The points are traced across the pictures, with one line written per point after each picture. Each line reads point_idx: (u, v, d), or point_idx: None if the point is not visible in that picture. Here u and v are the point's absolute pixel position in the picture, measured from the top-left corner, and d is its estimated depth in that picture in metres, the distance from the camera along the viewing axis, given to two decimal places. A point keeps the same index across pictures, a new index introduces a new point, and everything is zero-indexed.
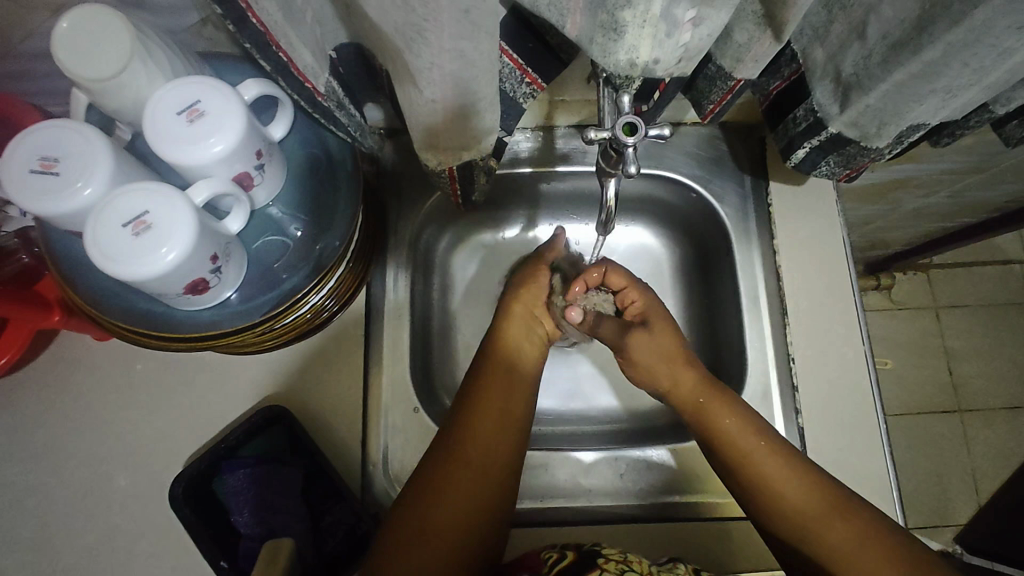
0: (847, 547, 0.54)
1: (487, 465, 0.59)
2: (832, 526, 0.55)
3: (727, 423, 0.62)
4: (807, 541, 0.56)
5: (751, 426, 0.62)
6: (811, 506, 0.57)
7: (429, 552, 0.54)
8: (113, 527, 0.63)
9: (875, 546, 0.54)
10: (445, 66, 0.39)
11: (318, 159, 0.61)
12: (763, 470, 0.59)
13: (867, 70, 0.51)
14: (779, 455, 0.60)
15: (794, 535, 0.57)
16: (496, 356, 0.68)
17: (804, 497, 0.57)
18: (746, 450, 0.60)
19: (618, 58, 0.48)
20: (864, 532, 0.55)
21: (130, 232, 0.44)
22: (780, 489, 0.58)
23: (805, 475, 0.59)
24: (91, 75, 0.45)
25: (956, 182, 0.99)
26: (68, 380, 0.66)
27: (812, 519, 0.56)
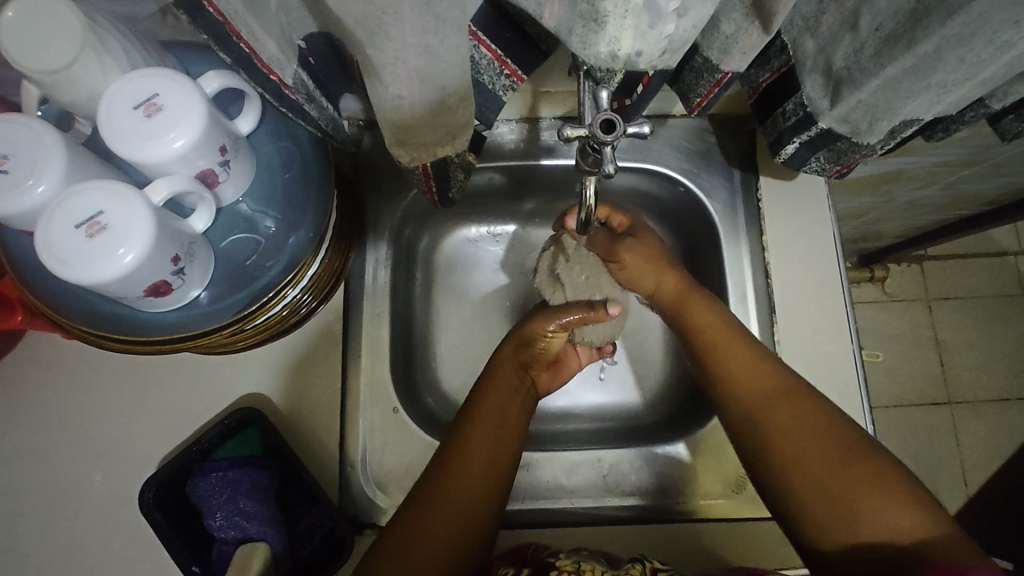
0: (793, 436, 0.55)
1: (477, 478, 0.57)
2: (780, 420, 0.57)
3: (703, 316, 0.64)
4: (755, 427, 0.58)
5: (725, 321, 0.64)
6: (769, 398, 0.58)
7: (424, 553, 0.53)
8: (87, 531, 0.62)
9: (822, 439, 0.55)
10: (410, 61, 0.38)
11: (289, 153, 0.59)
12: (727, 361, 0.61)
13: (858, 64, 0.49)
14: (746, 351, 0.61)
15: (746, 425, 0.59)
16: (506, 370, 0.67)
17: (760, 391, 0.59)
18: (714, 342, 0.63)
19: (599, 50, 0.47)
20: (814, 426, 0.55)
21: (84, 233, 0.42)
22: (741, 380, 0.60)
23: (767, 366, 0.60)
24: (40, 68, 0.42)
25: (950, 175, 0.97)
26: (34, 380, 0.65)
27: (765, 405, 0.58)
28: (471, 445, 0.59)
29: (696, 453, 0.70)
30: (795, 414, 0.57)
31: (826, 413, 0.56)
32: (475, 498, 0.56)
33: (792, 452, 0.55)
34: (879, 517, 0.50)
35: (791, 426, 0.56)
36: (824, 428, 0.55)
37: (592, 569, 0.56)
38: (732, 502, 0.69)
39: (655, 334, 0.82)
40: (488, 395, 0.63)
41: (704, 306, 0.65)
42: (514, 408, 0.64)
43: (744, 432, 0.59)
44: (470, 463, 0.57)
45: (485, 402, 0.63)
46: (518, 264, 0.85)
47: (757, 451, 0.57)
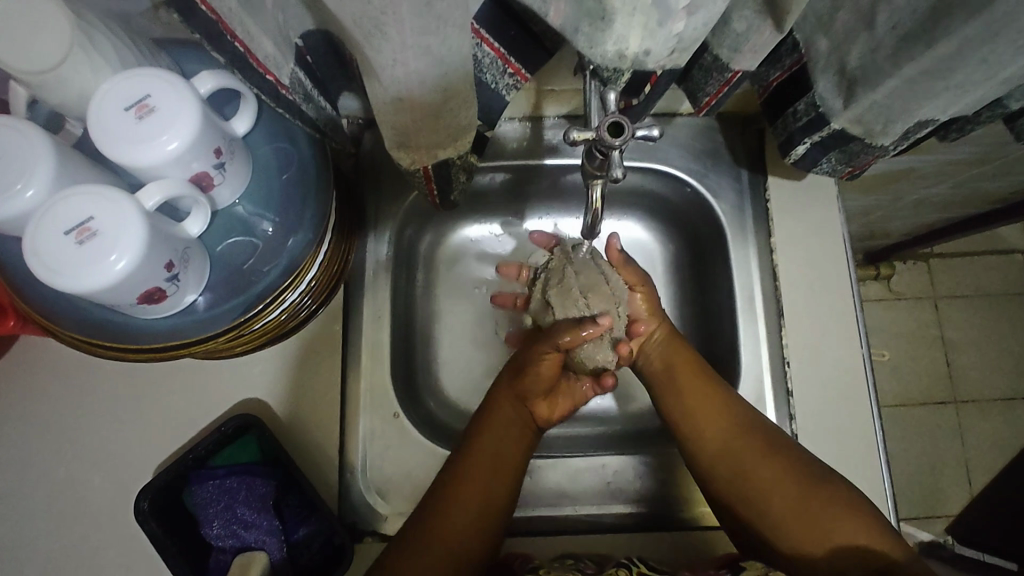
0: (760, 466, 0.59)
1: (480, 487, 0.58)
2: (738, 451, 0.60)
3: (673, 354, 0.67)
4: (724, 460, 0.60)
5: (692, 358, 0.67)
6: (734, 433, 0.61)
7: (428, 553, 0.54)
8: (83, 538, 0.61)
9: (789, 466, 0.58)
10: (409, 62, 0.36)
11: (287, 154, 0.57)
12: (693, 398, 0.64)
13: (874, 64, 0.48)
14: (702, 382, 0.64)
15: (716, 460, 0.61)
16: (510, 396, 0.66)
17: (717, 422, 0.62)
18: (680, 379, 0.66)
19: (606, 49, 0.45)
20: (779, 455, 0.59)
21: (74, 240, 0.41)
22: (707, 417, 0.63)
23: (724, 395, 0.63)
24: (28, 68, 0.41)
25: (961, 173, 0.96)
26: (28, 384, 0.63)
27: (733, 440, 0.61)
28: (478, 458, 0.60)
29: None
30: (760, 446, 0.60)
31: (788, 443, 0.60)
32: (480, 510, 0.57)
33: (761, 483, 0.58)
34: (845, 534, 0.53)
35: (757, 459, 0.59)
36: (789, 456, 0.58)
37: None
38: None
39: None
40: (491, 415, 0.64)
41: (672, 344, 0.68)
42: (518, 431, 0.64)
43: (715, 466, 0.61)
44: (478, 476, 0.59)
45: (495, 417, 0.64)
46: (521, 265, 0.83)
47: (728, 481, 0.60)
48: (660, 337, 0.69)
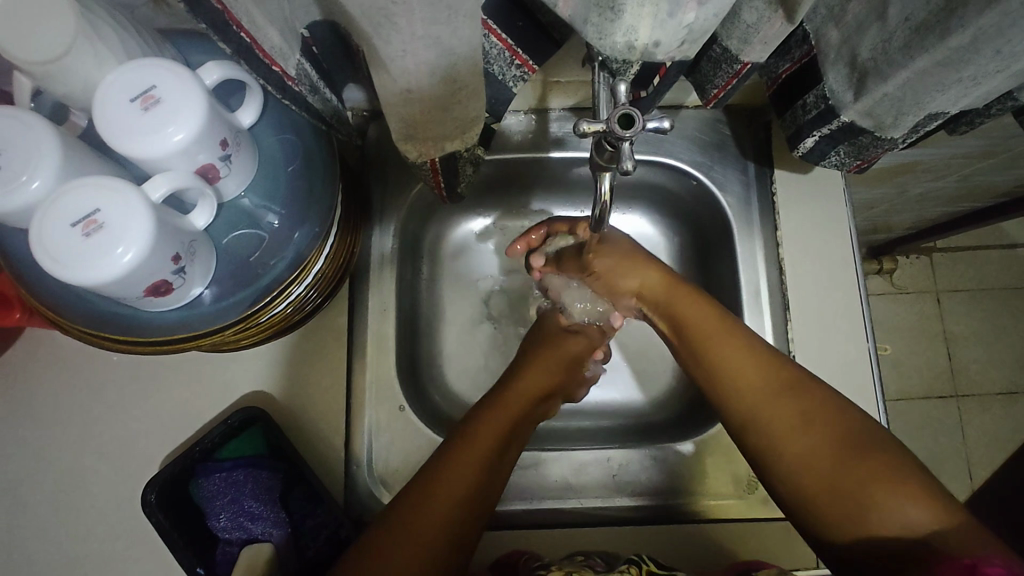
0: (793, 426, 0.53)
1: (469, 478, 0.57)
2: (771, 402, 0.54)
3: (695, 311, 0.62)
4: (752, 417, 0.55)
5: (720, 313, 0.61)
6: (768, 388, 0.55)
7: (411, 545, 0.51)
8: (89, 531, 0.61)
9: (829, 432, 0.51)
10: (419, 53, 0.36)
11: (293, 145, 0.57)
12: (720, 352, 0.59)
13: (886, 56, 0.47)
14: (735, 336, 0.59)
15: (742, 418, 0.56)
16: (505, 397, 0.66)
17: (750, 371, 0.57)
18: (702, 333, 0.60)
19: (615, 40, 0.44)
20: (818, 416, 0.52)
21: (81, 232, 0.41)
22: (736, 372, 0.57)
23: (760, 351, 0.58)
24: (33, 59, 0.41)
25: (967, 166, 0.95)
26: (34, 378, 0.63)
27: (763, 398, 0.55)
28: (465, 449, 0.59)
29: (707, 453, 0.69)
30: (795, 404, 0.54)
31: (832, 402, 0.53)
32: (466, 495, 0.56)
33: (795, 445, 0.52)
34: (887, 508, 0.46)
35: (793, 419, 0.53)
36: (829, 414, 0.52)
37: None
38: (743, 502, 0.68)
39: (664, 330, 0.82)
40: (487, 414, 0.63)
41: (695, 300, 0.63)
42: (512, 428, 0.63)
43: (743, 424, 0.56)
44: (467, 463, 0.57)
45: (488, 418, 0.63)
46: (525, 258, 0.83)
47: (755, 441, 0.54)
48: (679, 296, 0.64)
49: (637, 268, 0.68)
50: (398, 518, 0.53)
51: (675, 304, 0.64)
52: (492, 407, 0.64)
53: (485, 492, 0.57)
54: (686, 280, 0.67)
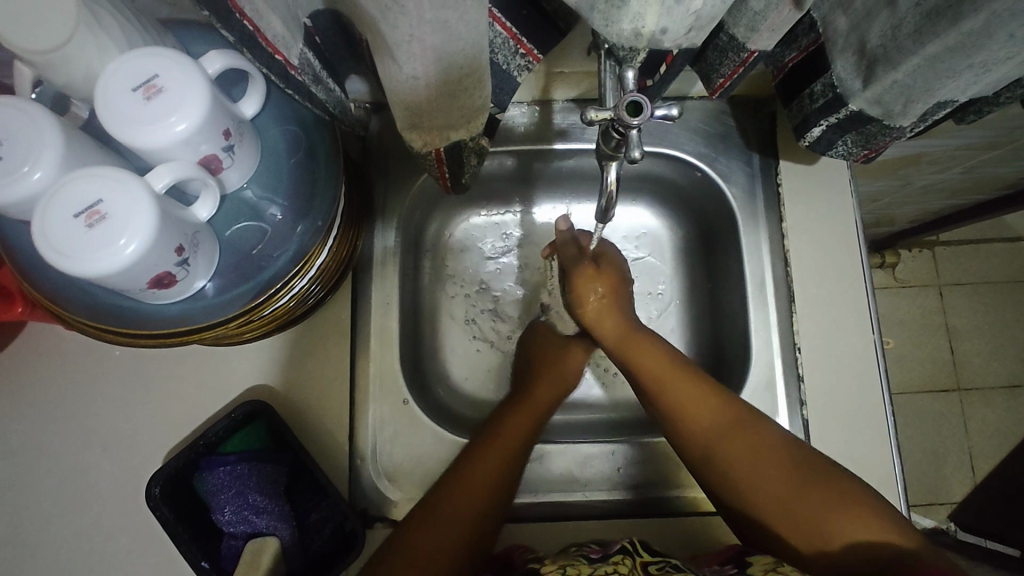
0: (751, 465, 0.55)
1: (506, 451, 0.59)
2: (726, 443, 0.57)
3: (656, 358, 0.64)
4: (712, 459, 0.57)
5: (673, 361, 0.63)
6: (720, 429, 0.58)
7: (450, 511, 0.55)
8: (94, 527, 0.61)
9: (784, 469, 0.54)
10: (426, 39, 0.35)
11: (295, 138, 0.56)
12: (676, 397, 0.61)
13: (896, 42, 0.47)
14: (688, 379, 0.61)
15: (702, 458, 0.58)
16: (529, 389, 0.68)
17: (703, 415, 0.59)
18: (659, 379, 0.62)
19: (622, 28, 0.44)
20: (771, 450, 0.56)
21: (84, 224, 0.40)
22: (692, 419, 0.59)
23: (711, 394, 0.60)
24: (36, 46, 0.40)
25: (971, 158, 0.95)
26: (36, 373, 0.63)
27: (720, 440, 0.57)
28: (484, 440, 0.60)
29: None
30: (750, 443, 0.56)
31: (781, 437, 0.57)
32: (486, 488, 0.57)
33: (755, 482, 0.55)
34: (845, 532, 0.51)
35: (748, 458, 0.56)
36: (781, 449, 0.56)
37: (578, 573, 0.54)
38: None
39: (667, 325, 0.81)
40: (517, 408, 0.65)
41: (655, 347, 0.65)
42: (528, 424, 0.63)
43: (700, 463, 0.59)
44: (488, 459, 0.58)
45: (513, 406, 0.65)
46: (528, 252, 0.83)
47: (711, 476, 0.58)
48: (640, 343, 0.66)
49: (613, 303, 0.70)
50: (417, 512, 0.55)
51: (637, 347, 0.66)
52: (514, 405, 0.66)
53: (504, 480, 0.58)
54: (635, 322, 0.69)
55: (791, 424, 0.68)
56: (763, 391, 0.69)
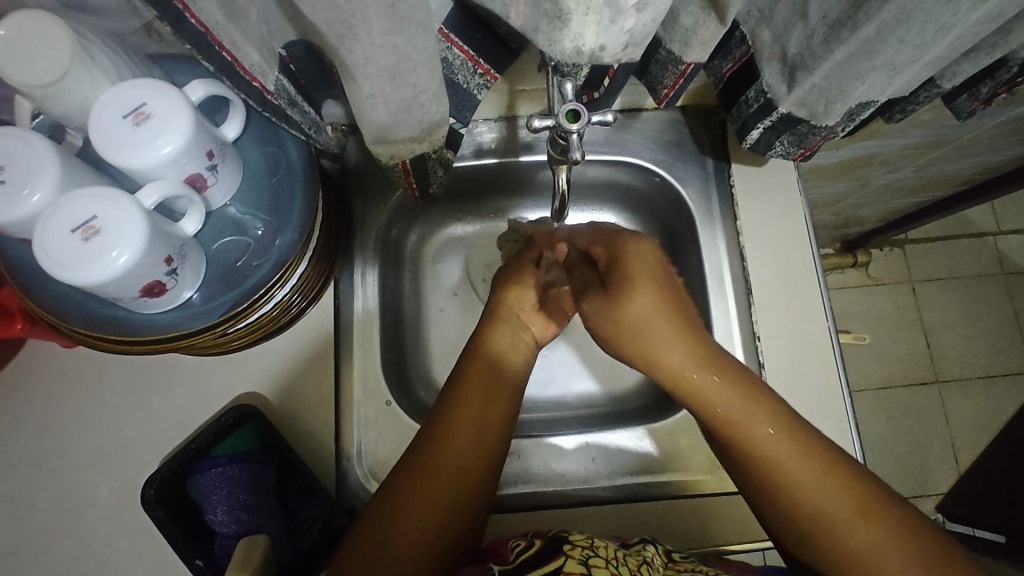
0: (883, 565, 0.47)
1: (466, 436, 0.56)
2: (845, 525, 0.48)
3: (750, 420, 0.51)
4: (825, 538, 0.48)
5: (777, 416, 0.51)
6: (839, 507, 0.48)
7: (416, 516, 0.52)
8: (92, 533, 0.64)
9: (908, 553, 0.46)
10: (379, 61, 0.39)
11: (274, 157, 0.61)
12: (799, 478, 0.49)
13: (810, 50, 0.52)
14: (795, 442, 0.50)
15: (808, 531, 0.49)
16: (490, 341, 0.64)
17: (820, 491, 0.49)
18: (758, 446, 0.51)
19: (564, 46, 0.49)
20: (908, 541, 0.47)
21: (80, 238, 0.44)
22: (819, 501, 0.49)
23: (821, 463, 0.50)
24: (34, 82, 0.45)
25: (921, 157, 1.01)
26: (36, 387, 0.67)
27: (852, 535, 0.48)
28: (445, 431, 0.56)
29: (680, 432, 0.72)
30: (886, 533, 0.47)
31: (916, 520, 0.48)
32: (446, 484, 0.54)
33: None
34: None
35: (887, 555, 0.47)
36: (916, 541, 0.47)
37: (605, 545, 0.56)
38: (718, 477, 0.70)
39: None
40: (474, 366, 0.61)
41: (768, 412, 0.51)
42: (496, 400, 0.59)
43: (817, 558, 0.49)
44: (453, 439, 0.56)
45: (475, 371, 0.60)
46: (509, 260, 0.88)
47: (804, 543, 0.50)
48: (753, 409, 0.51)
49: (701, 354, 0.54)
50: (385, 513, 0.52)
51: (744, 417, 0.51)
52: (472, 372, 0.60)
53: (474, 471, 0.56)
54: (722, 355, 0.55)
55: None
56: None
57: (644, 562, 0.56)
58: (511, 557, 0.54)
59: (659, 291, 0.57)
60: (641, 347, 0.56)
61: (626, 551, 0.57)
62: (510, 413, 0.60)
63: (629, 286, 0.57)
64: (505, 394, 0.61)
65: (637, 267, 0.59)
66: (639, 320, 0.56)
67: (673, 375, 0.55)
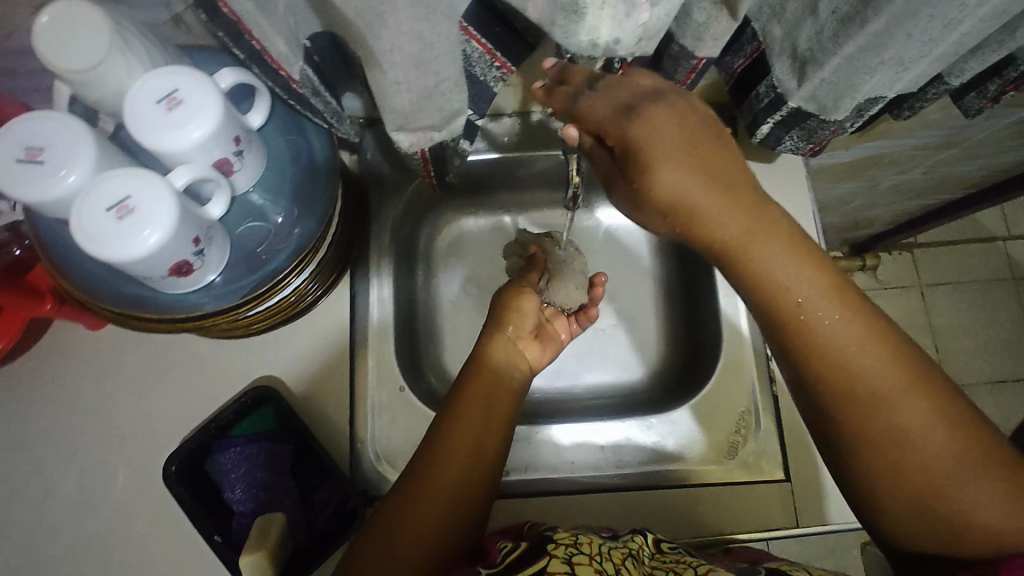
0: (912, 441, 0.44)
1: (471, 434, 0.56)
2: (886, 400, 0.45)
3: (798, 286, 0.45)
4: (865, 413, 0.45)
5: (828, 279, 0.46)
6: (884, 379, 0.45)
7: (424, 512, 0.52)
8: (113, 510, 0.65)
9: (947, 429, 0.44)
10: (405, 48, 0.41)
11: (297, 145, 0.63)
12: (844, 351, 0.45)
13: (820, 45, 0.53)
14: (846, 310, 0.45)
15: (847, 406, 0.46)
16: (491, 352, 0.64)
17: (867, 362, 0.45)
18: (807, 314, 0.45)
19: (580, 39, 0.51)
20: (948, 418, 0.45)
21: (114, 216, 0.46)
22: (860, 378, 0.45)
23: (870, 332, 0.45)
24: (71, 67, 0.47)
25: (930, 158, 1.02)
26: (62, 368, 0.69)
27: (889, 411, 0.45)
28: (450, 430, 0.56)
29: (686, 422, 0.73)
30: (926, 408, 0.44)
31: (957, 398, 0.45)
32: (453, 482, 0.53)
33: (921, 460, 0.44)
34: (996, 525, 0.43)
35: (924, 430, 0.44)
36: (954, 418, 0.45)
37: (590, 541, 0.54)
38: (725, 467, 0.71)
39: (648, 318, 0.86)
40: (476, 373, 0.61)
41: (821, 279, 0.45)
42: (499, 399, 0.59)
43: (842, 434, 0.47)
44: (457, 438, 0.55)
45: (477, 378, 0.61)
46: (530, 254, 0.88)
47: (843, 424, 0.46)
48: (802, 273, 0.45)
49: (751, 216, 0.45)
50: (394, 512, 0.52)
51: (793, 286, 0.45)
52: (474, 378, 0.61)
53: (480, 464, 0.55)
54: (771, 214, 0.46)
55: (760, 397, 0.73)
56: (731, 371, 0.74)
57: (629, 556, 0.54)
58: (497, 559, 0.51)
59: (696, 147, 0.45)
60: (675, 216, 0.46)
61: (611, 546, 0.55)
62: (517, 400, 0.61)
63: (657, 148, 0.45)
64: (507, 397, 0.60)
65: (670, 123, 0.45)
66: (675, 191, 0.45)
67: (714, 245, 0.46)
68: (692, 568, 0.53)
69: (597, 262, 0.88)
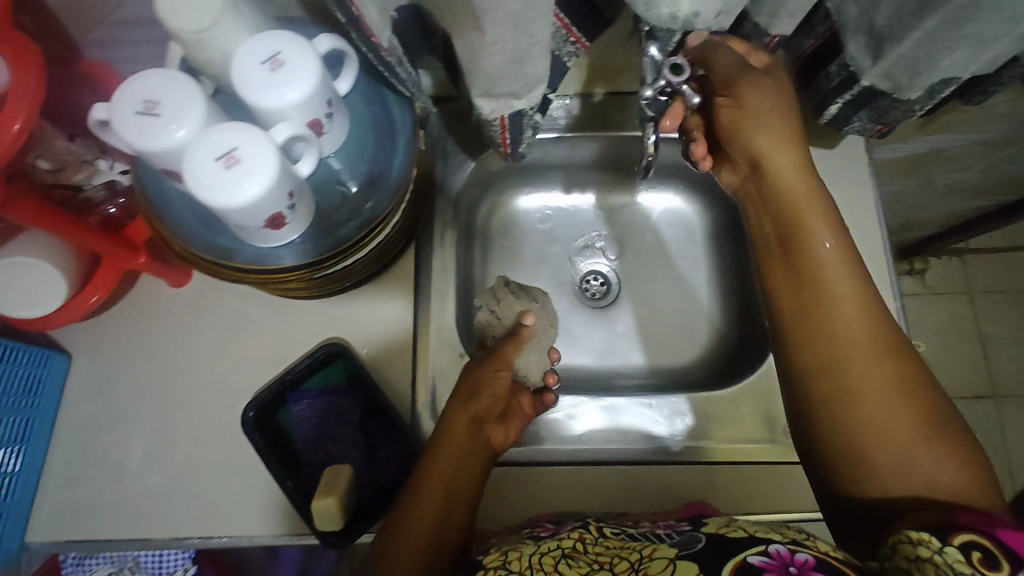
0: (870, 382, 0.48)
1: (450, 476, 0.58)
2: (851, 336, 0.50)
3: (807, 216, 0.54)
4: (832, 344, 0.50)
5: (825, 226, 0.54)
6: (850, 316, 0.50)
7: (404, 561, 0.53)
8: (189, 455, 0.69)
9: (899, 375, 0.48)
10: (508, 7, 0.43)
11: (377, 115, 0.67)
12: (828, 286, 0.51)
13: (900, 21, 0.54)
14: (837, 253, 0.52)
15: (825, 336, 0.50)
16: (458, 414, 0.62)
17: (845, 298, 0.51)
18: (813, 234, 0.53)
19: (661, 11, 0.52)
20: (902, 370, 0.48)
21: (222, 165, 0.50)
22: (836, 311, 0.51)
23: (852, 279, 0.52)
24: (189, 27, 0.50)
25: (990, 156, 1.00)
26: (146, 322, 0.73)
27: (852, 353, 0.49)
28: (427, 476, 0.57)
29: (737, 399, 0.74)
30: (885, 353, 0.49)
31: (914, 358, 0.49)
32: (430, 529, 0.55)
33: (873, 398, 0.48)
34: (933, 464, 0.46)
35: (881, 373, 0.48)
36: (914, 377, 0.48)
37: (520, 556, 0.51)
38: (781, 446, 0.71)
39: (699, 302, 0.87)
40: (447, 436, 0.60)
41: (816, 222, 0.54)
42: (475, 450, 0.60)
43: (814, 366, 0.51)
44: (432, 486, 0.57)
45: (449, 437, 0.60)
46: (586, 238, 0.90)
47: (813, 355, 0.51)
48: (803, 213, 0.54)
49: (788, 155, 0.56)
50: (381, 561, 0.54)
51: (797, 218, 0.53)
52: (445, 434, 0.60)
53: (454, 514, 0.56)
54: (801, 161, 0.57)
55: None
56: None
57: (563, 558, 0.50)
58: None
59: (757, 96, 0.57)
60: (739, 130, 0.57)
61: (545, 550, 0.52)
62: (487, 461, 0.61)
63: (741, 91, 0.56)
64: (481, 451, 0.61)
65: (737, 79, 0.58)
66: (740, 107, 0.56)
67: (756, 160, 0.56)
68: (637, 551, 0.50)
69: (645, 245, 0.90)
